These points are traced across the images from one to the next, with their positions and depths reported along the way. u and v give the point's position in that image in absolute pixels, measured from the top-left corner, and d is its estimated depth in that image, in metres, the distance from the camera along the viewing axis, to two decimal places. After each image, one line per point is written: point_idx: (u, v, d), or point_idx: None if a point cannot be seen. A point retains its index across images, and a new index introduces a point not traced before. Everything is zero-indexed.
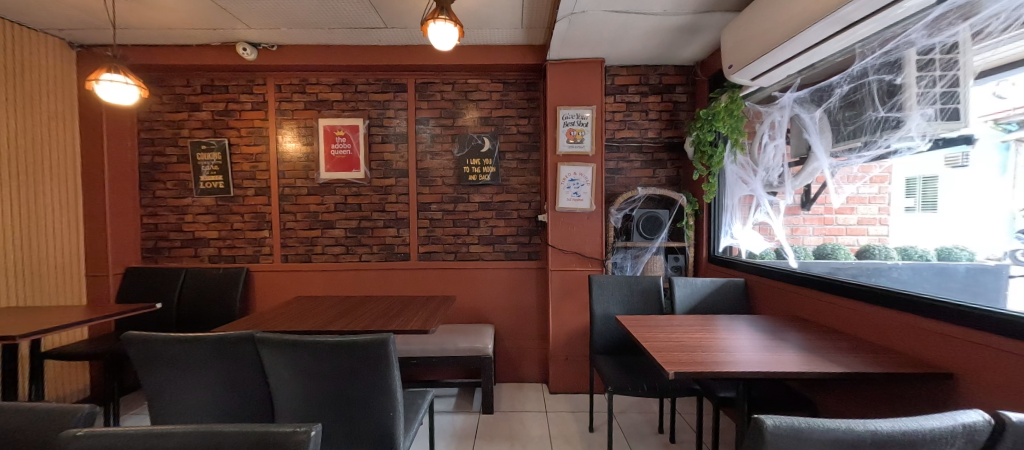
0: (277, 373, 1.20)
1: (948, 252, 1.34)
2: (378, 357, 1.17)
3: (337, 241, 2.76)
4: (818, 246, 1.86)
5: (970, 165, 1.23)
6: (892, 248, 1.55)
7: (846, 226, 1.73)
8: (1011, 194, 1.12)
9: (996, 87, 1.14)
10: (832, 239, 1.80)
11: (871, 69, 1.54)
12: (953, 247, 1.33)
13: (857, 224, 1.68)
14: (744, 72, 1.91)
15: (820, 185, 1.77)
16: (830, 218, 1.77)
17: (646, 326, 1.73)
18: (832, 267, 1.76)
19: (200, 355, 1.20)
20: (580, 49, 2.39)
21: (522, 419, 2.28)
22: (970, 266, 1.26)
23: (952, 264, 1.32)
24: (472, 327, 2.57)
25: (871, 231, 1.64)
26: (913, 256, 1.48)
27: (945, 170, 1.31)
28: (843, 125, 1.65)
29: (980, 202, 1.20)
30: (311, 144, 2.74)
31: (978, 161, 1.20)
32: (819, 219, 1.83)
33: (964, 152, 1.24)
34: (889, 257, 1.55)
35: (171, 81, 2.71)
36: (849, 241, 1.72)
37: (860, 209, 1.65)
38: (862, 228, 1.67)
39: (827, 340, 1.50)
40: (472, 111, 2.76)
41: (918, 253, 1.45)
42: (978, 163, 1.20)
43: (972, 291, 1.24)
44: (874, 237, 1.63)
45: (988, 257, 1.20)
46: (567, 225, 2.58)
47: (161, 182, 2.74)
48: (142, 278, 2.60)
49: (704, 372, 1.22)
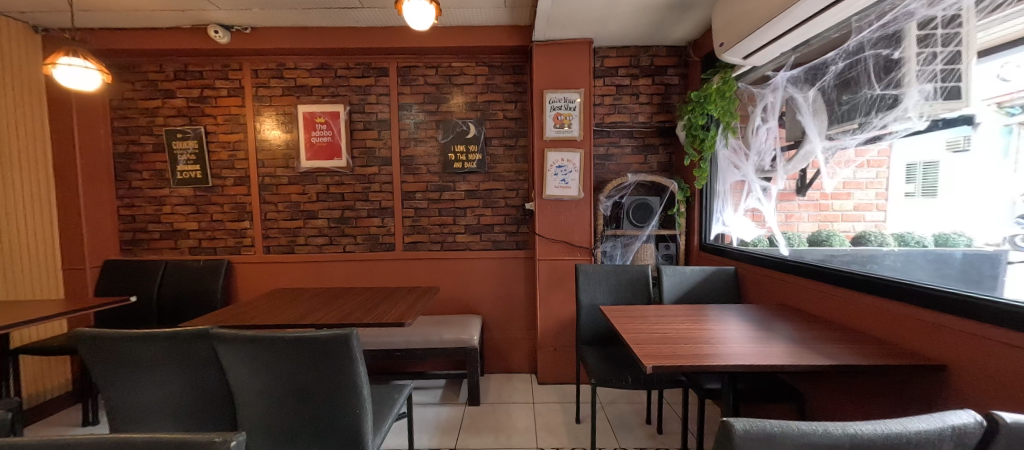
0: (236, 370, 1.14)
1: (947, 238, 1.27)
2: (340, 355, 1.12)
3: (321, 232, 2.69)
4: (813, 233, 1.80)
5: (971, 149, 1.15)
6: (888, 234, 1.50)
7: (843, 212, 1.66)
8: (1014, 179, 1.05)
9: (1002, 68, 1.05)
10: (827, 226, 1.74)
11: (868, 43, 1.44)
12: (952, 233, 1.26)
13: (854, 209, 1.60)
14: (736, 51, 1.82)
15: (814, 170, 1.67)
16: (826, 204, 1.70)
17: (631, 316, 1.67)
18: (827, 254, 1.70)
19: (155, 354, 1.14)
20: (567, 28, 2.29)
21: (509, 411, 2.24)
22: (968, 252, 1.19)
23: (950, 250, 1.26)
24: (458, 318, 2.52)
25: (867, 217, 1.56)
26: (909, 243, 1.42)
27: (947, 154, 1.23)
28: (838, 106, 1.57)
29: (982, 187, 1.13)
30: (291, 132, 2.65)
31: (979, 143, 1.12)
32: (816, 205, 1.75)
33: (966, 136, 1.16)
34: (885, 243, 1.50)
35: (143, 67, 2.61)
36: (845, 228, 1.66)
37: (858, 194, 1.56)
38: (859, 213, 1.59)
39: (816, 330, 1.45)
40: (458, 95, 2.66)
41: (915, 239, 1.40)
42: (978, 145, 1.13)
43: (969, 278, 1.18)
44: (871, 223, 1.56)
45: (987, 243, 1.13)
46: (554, 212, 2.50)
47: (137, 173, 2.66)
48: (120, 272, 2.54)
49: (688, 365, 1.15)
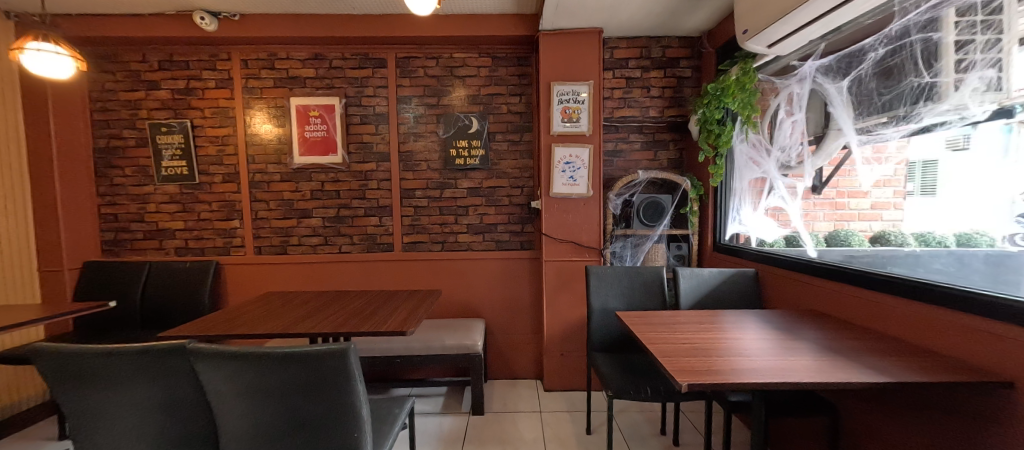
0: (217, 390, 1.01)
1: (968, 238, 1.21)
2: (337, 373, 1.00)
3: (315, 231, 2.55)
4: (829, 233, 1.73)
5: (971, 147, 1.15)
6: (909, 234, 1.43)
7: (859, 211, 1.60)
8: (1015, 176, 1.05)
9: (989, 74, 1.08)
10: (844, 225, 1.68)
11: (914, 26, 1.30)
12: (973, 232, 1.20)
13: (871, 209, 1.54)
14: (761, 39, 1.70)
15: (835, 167, 1.64)
16: (842, 202, 1.66)
17: (649, 324, 1.55)
18: (845, 254, 1.64)
19: (124, 371, 1.01)
20: (576, 17, 2.16)
21: (515, 421, 2.12)
22: (991, 253, 1.14)
23: (972, 250, 1.20)
24: (460, 323, 2.40)
25: (885, 216, 1.50)
26: (930, 242, 1.35)
27: (943, 152, 1.24)
28: (876, 96, 1.44)
29: (979, 187, 1.13)
30: (284, 126, 2.51)
31: (978, 143, 1.13)
32: (831, 204, 1.70)
33: (965, 135, 1.16)
34: (906, 243, 1.44)
35: (125, 56, 2.46)
36: (862, 227, 1.60)
37: (875, 193, 1.49)
38: (876, 213, 1.53)
39: (853, 339, 1.33)
40: (459, 88, 2.53)
41: (937, 238, 1.33)
42: (977, 145, 1.13)
43: (995, 278, 1.13)
44: (888, 222, 1.50)
45: (1006, 239, 1.09)
46: (562, 211, 2.38)
47: (119, 169, 2.50)
48: (101, 274, 2.39)
49: (726, 382, 1.03)
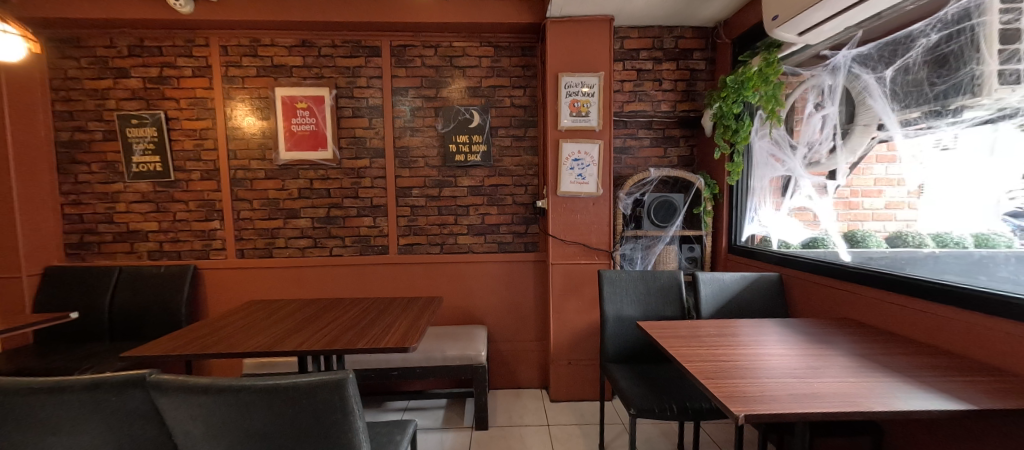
0: (185, 429, 0.85)
1: (986, 238, 1.18)
2: (331, 409, 0.84)
3: (303, 233, 2.37)
4: (846, 233, 1.64)
5: (957, 147, 1.22)
6: (925, 234, 1.36)
7: (873, 211, 1.53)
8: (1009, 172, 1.09)
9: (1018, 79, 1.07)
10: (858, 225, 1.59)
11: (974, 9, 1.19)
12: (989, 233, 1.17)
13: (885, 208, 1.48)
14: (793, 26, 1.57)
15: (851, 164, 1.56)
16: (856, 201, 1.58)
17: (677, 336, 1.42)
18: (866, 257, 1.56)
19: (69, 409, 0.84)
20: (588, 4, 2.01)
21: (523, 436, 1.97)
22: (1013, 254, 1.12)
23: (993, 252, 1.17)
24: (461, 331, 2.24)
25: (898, 216, 1.44)
26: (948, 243, 1.29)
27: (945, 148, 1.25)
28: (927, 86, 1.32)
29: (975, 181, 1.17)
30: (268, 119, 2.31)
31: (966, 143, 1.19)
32: (845, 203, 1.62)
33: (954, 134, 1.23)
34: (924, 244, 1.37)
35: (90, 40, 2.24)
36: (877, 227, 1.53)
37: (889, 192, 1.45)
38: (889, 213, 1.47)
39: (906, 355, 1.22)
40: (459, 80, 2.37)
41: (954, 240, 1.27)
42: (965, 146, 1.19)
43: None
44: (901, 223, 1.44)
45: None
46: (570, 211, 2.24)
47: (83, 164, 2.28)
48: (65, 281, 2.17)
49: (786, 413, 0.91)
